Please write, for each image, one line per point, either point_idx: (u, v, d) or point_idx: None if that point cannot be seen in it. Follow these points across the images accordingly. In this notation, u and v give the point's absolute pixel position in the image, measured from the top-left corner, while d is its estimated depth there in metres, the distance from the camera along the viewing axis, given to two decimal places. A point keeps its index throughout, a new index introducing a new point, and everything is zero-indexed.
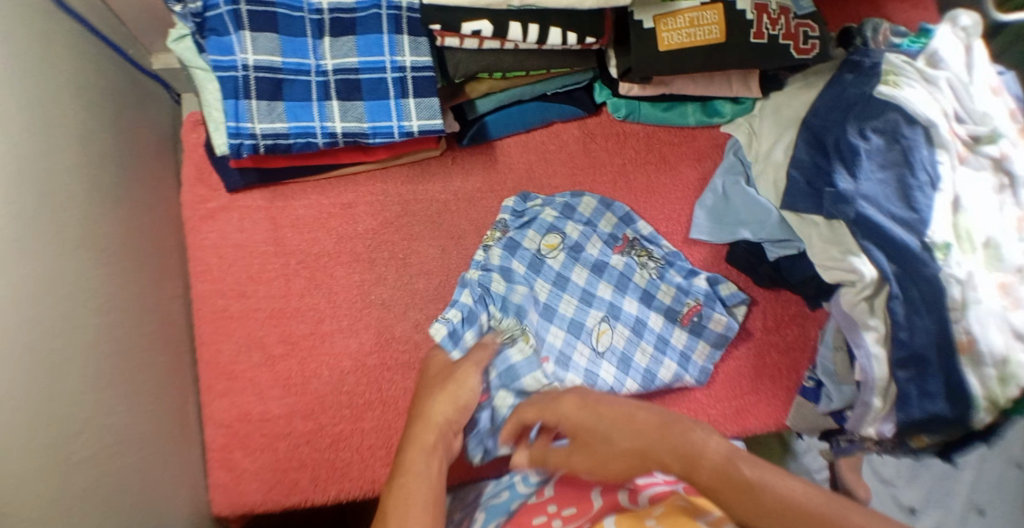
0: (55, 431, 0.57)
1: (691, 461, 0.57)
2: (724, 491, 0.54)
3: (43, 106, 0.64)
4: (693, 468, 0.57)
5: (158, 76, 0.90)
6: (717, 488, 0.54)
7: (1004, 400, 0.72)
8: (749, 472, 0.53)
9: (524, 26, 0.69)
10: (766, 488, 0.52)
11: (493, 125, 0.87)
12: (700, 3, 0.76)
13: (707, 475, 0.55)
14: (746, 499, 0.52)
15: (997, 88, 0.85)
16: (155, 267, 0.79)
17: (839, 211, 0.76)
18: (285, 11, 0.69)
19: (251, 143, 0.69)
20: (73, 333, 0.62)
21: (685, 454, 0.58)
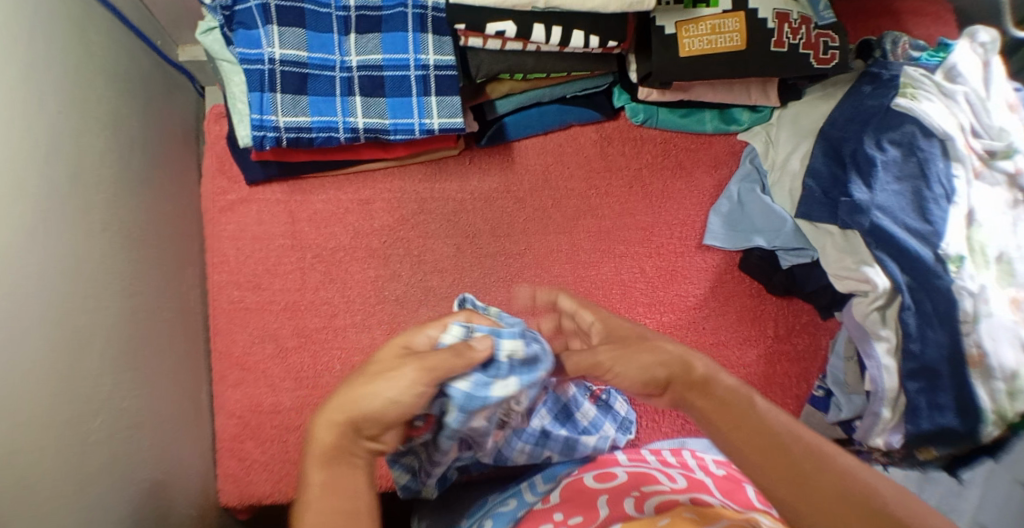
0: (74, 409, 0.58)
1: (708, 376, 0.54)
2: (735, 406, 0.52)
3: (74, 91, 0.65)
4: (703, 386, 0.54)
5: (184, 68, 0.91)
6: (732, 402, 0.53)
7: (1012, 414, 0.73)
8: (759, 401, 0.53)
9: (548, 28, 0.70)
10: (765, 415, 0.52)
11: (512, 126, 0.87)
12: (722, 11, 0.76)
13: (723, 390, 0.54)
14: (757, 419, 0.51)
15: (1013, 105, 0.85)
16: (175, 255, 0.79)
17: (854, 221, 0.77)
18: (313, 7, 0.70)
19: (274, 136, 0.70)
20: (95, 315, 0.63)
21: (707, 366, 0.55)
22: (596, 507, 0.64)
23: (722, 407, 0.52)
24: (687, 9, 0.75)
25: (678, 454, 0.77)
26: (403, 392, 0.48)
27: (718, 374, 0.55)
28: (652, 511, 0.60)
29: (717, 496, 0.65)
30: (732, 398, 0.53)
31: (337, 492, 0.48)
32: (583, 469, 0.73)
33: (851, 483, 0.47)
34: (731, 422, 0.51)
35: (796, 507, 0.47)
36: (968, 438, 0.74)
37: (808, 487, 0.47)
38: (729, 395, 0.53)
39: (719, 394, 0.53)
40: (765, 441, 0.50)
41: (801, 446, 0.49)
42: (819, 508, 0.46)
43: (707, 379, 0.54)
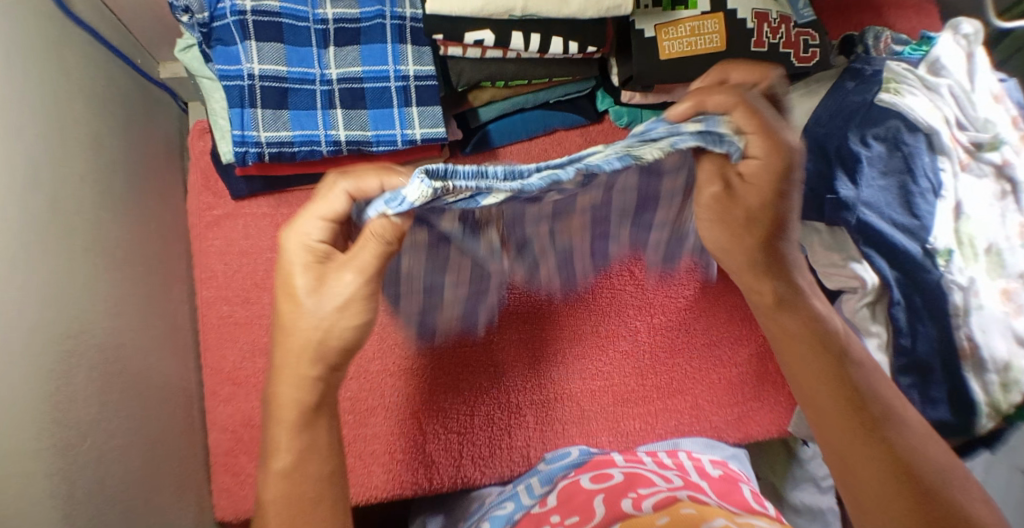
0: (63, 433, 0.58)
1: (790, 302, 0.59)
2: (801, 362, 0.59)
3: (53, 114, 0.65)
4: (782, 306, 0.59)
5: (165, 85, 0.91)
6: (814, 345, 0.58)
7: (1005, 406, 0.73)
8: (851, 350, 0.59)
9: (527, 35, 0.70)
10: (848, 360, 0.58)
11: (496, 133, 0.87)
12: (701, 12, 0.76)
13: (795, 322, 0.59)
14: (835, 373, 0.58)
15: (999, 95, 0.85)
16: (162, 272, 0.79)
17: (840, 217, 0.76)
18: (291, 21, 0.70)
19: (256, 151, 0.70)
20: (80, 339, 0.62)
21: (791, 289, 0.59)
22: (592, 508, 0.64)
23: (794, 346, 0.59)
24: (667, 12, 0.75)
25: (676, 455, 0.77)
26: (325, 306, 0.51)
27: (812, 298, 0.59)
28: (649, 509, 0.60)
29: (713, 496, 0.65)
30: (804, 333, 0.59)
31: (313, 455, 0.54)
32: (578, 470, 0.73)
33: (919, 458, 0.54)
34: (796, 358, 0.59)
35: (845, 461, 0.56)
36: (963, 429, 0.75)
37: (861, 449, 0.55)
38: (813, 344, 0.58)
39: (791, 329, 0.59)
40: (824, 397, 0.57)
41: (876, 408, 0.56)
42: (870, 472, 0.54)
43: (783, 297, 0.59)
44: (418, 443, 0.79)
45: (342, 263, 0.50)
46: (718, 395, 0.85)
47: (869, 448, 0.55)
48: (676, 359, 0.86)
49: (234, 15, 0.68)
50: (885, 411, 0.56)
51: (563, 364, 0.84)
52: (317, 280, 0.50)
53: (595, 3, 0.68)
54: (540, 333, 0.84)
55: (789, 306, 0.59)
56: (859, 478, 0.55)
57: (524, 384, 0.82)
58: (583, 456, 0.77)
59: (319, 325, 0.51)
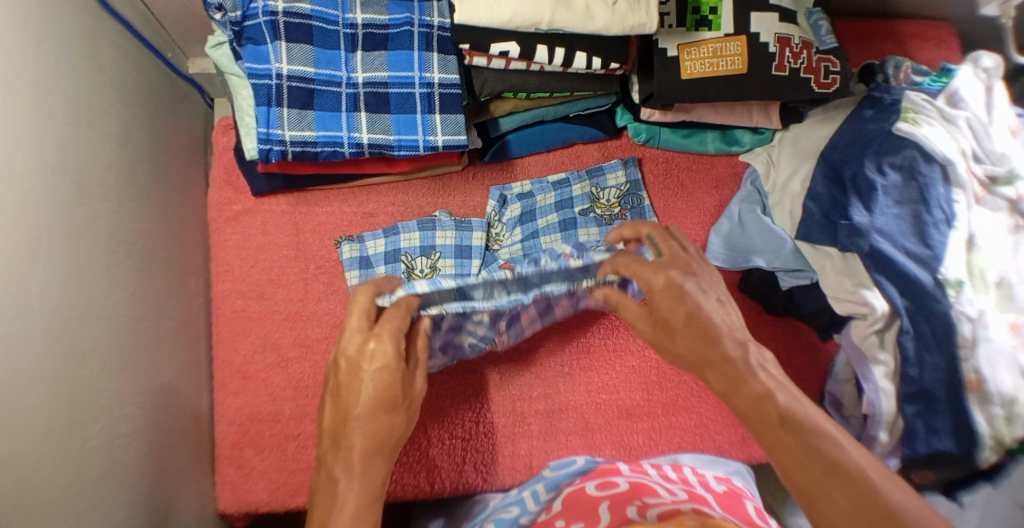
0: (75, 413, 0.59)
1: (731, 383, 0.57)
2: (762, 426, 0.55)
3: (85, 101, 0.67)
4: (731, 390, 0.58)
5: (194, 80, 0.92)
6: (791, 426, 0.53)
7: (1010, 439, 0.73)
8: (790, 410, 0.54)
9: (551, 49, 0.71)
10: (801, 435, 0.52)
11: (515, 143, 0.88)
12: (724, 34, 0.77)
13: (743, 393, 0.57)
14: (777, 430, 0.54)
15: (1015, 130, 0.85)
16: (180, 263, 0.80)
17: (853, 243, 0.77)
18: (321, 24, 0.71)
19: (280, 149, 0.71)
20: (98, 322, 0.64)
21: (728, 374, 0.58)
22: (597, 514, 0.64)
23: (767, 431, 0.54)
24: (690, 32, 0.77)
25: (680, 469, 0.77)
26: (382, 418, 0.56)
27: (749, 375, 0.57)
28: (655, 516, 0.60)
29: (718, 509, 0.66)
30: (753, 404, 0.56)
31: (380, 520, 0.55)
32: (584, 477, 0.73)
33: (872, 501, 0.48)
34: (766, 433, 0.54)
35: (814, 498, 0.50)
36: (965, 462, 0.74)
37: (826, 502, 0.49)
38: (784, 422, 0.54)
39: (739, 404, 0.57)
40: (782, 449, 0.53)
41: (826, 466, 0.50)
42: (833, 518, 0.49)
43: (730, 389, 0.58)
44: (421, 446, 0.80)
45: (367, 359, 0.57)
46: (724, 415, 0.85)
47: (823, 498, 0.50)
48: (678, 387, 0.86)
49: (267, 15, 0.69)
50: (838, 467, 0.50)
51: (570, 377, 0.85)
52: (398, 380, 0.57)
53: (621, 20, 0.69)
54: (546, 341, 0.86)
55: (701, 355, 0.59)
56: (824, 506, 0.49)
57: (529, 393, 0.84)
58: (589, 464, 0.77)
59: (382, 406, 0.57)
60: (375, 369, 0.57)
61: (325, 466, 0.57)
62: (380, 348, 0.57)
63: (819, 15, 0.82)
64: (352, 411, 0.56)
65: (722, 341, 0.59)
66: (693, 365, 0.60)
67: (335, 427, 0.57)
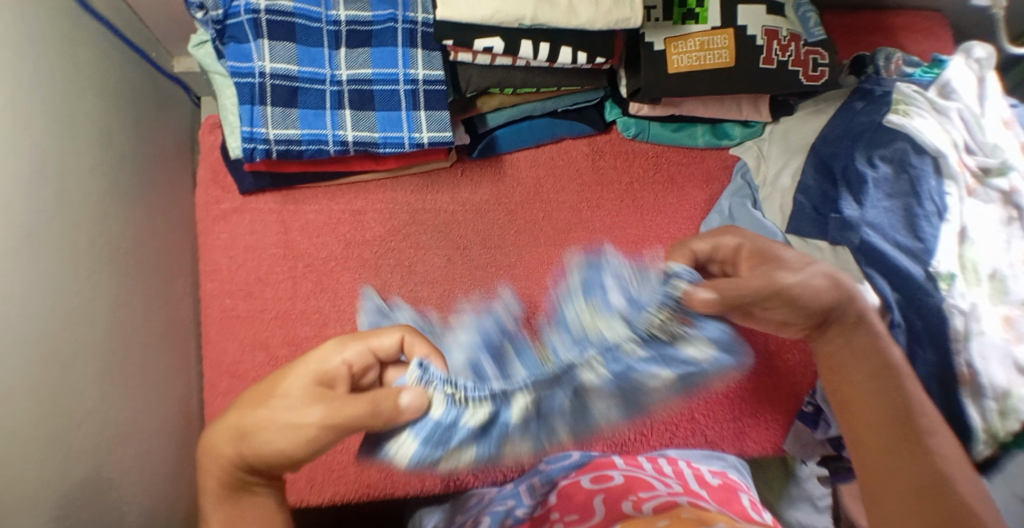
0: (58, 418, 0.59)
1: (844, 331, 0.59)
2: (854, 373, 0.57)
3: (65, 103, 0.67)
4: (840, 334, 0.59)
5: (179, 80, 0.92)
6: (882, 377, 0.57)
7: (1004, 433, 0.72)
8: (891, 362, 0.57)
9: (535, 44, 0.70)
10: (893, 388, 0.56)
11: (503, 139, 0.88)
12: (711, 28, 0.77)
13: (862, 338, 0.58)
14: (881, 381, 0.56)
15: (1009, 121, 0.84)
16: (165, 264, 0.80)
17: (844, 237, 0.78)
18: (304, 22, 0.71)
19: (264, 148, 0.71)
20: (82, 326, 0.63)
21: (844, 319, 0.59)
22: (592, 508, 0.65)
23: (856, 381, 0.57)
24: (677, 26, 0.76)
25: (674, 463, 0.77)
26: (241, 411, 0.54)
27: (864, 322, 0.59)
28: (649, 509, 0.60)
29: (714, 503, 0.67)
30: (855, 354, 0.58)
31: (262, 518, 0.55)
32: (579, 472, 0.75)
33: (939, 471, 0.52)
34: (855, 377, 0.57)
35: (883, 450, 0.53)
36: (960, 455, 0.74)
37: (903, 458, 0.53)
38: (879, 372, 0.57)
39: (834, 346, 0.59)
40: (871, 402, 0.56)
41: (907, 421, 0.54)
42: (900, 476, 0.52)
43: (861, 325, 0.59)
44: None
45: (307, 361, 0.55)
46: (716, 411, 0.85)
47: (895, 448, 0.53)
48: None
49: (249, 13, 0.68)
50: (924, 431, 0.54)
51: None
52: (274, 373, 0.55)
53: (604, 15, 0.68)
54: None
55: (834, 306, 0.58)
56: (889, 463, 0.53)
57: None
58: (584, 459, 0.78)
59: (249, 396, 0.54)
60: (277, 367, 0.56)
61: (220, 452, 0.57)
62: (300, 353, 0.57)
63: (807, 7, 0.82)
64: (248, 414, 0.53)
65: (851, 296, 0.59)
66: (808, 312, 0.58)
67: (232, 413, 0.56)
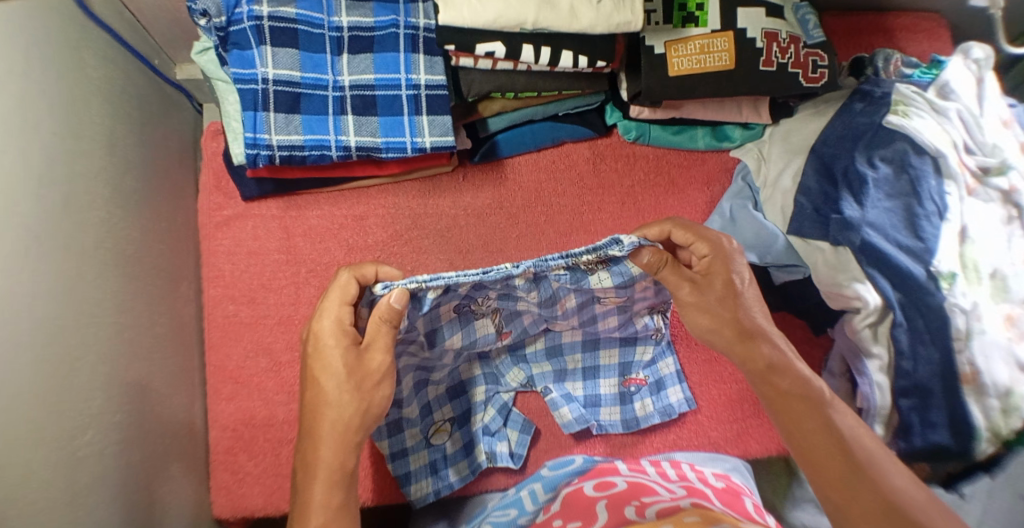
0: (65, 424, 0.59)
1: (782, 367, 0.63)
2: (794, 407, 0.62)
3: (71, 110, 0.67)
4: (773, 373, 0.63)
5: (182, 86, 0.92)
6: (820, 412, 0.61)
7: (1006, 431, 0.73)
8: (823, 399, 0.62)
9: (536, 48, 0.71)
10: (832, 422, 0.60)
11: (505, 143, 0.88)
12: (711, 31, 0.77)
13: (785, 381, 0.63)
14: (821, 417, 0.61)
15: (1007, 121, 0.84)
16: (169, 270, 0.80)
17: (845, 237, 0.77)
18: (306, 28, 0.71)
19: (267, 154, 0.71)
20: (87, 331, 0.63)
21: (776, 354, 0.64)
22: (595, 513, 0.65)
23: (800, 417, 0.61)
24: (677, 29, 0.76)
25: (677, 466, 0.77)
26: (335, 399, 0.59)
27: (796, 363, 0.64)
28: (653, 516, 0.60)
29: (717, 504, 0.67)
30: (795, 391, 0.63)
31: (347, 513, 0.57)
32: (582, 477, 0.74)
33: (897, 496, 0.55)
34: (797, 414, 0.61)
35: (841, 489, 0.57)
36: (961, 455, 0.74)
37: (851, 487, 0.56)
38: (816, 406, 0.61)
39: (782, 386, 0.63)
40: (819, 441, 0.60)
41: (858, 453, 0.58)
42: (859, 506, 0.55)
43: (778, 365, 0.64)
44: None
45: (323, 352, 0.61)
46: (717, 412, 0.85)
47: (852, 483, 0.56)
48: None
49: (251, 20, 0.68)
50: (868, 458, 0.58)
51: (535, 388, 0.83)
52: (343, 355, 0.60)
53: (606, 19, 0.69)
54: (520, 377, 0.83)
55: (756, 336, 0.64)
56: (847, 501, 0.56)
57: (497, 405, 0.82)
58: (587, 464, 0.78)
59: (334, 387, 0.60)
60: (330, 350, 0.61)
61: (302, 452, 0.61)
62: (323, 328, 0.61)
63: (806, 9, 0.82)
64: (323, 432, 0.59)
65: (772, 334, 0.65)
66: (739, 330, 0.65)
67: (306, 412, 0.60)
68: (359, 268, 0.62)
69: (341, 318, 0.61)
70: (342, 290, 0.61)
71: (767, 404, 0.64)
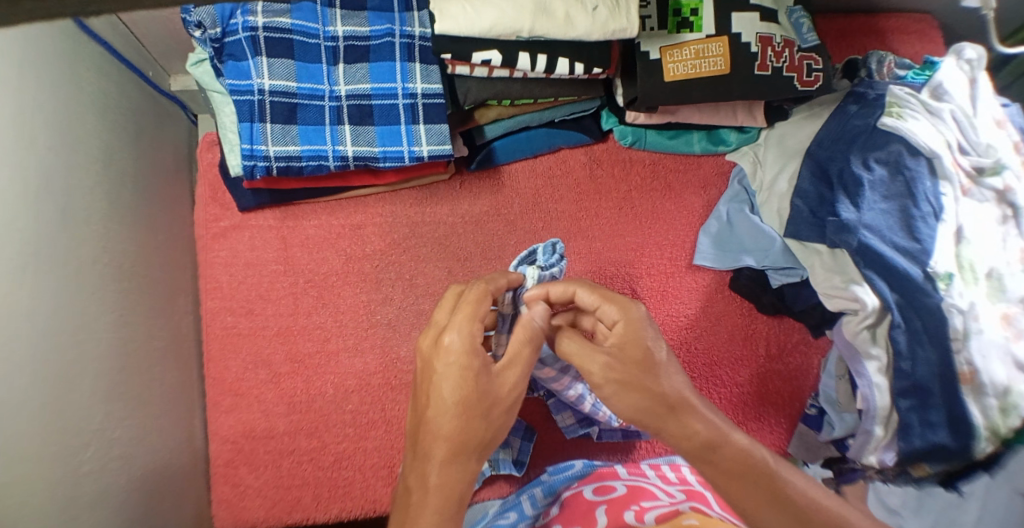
0: (66, 440, 0.58)
1: (720, 438, 0.54)
2: (735, 478, 0.52)
3: (66, 124, 0.67)
4: None
5: (176, 97, 0.92)
6: (776, 486, 0.51)
7: (1004, 429, 0.73)
8: (775, 466, 0.53)
9: (533, 56, 0.71)
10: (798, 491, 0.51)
11: (501, 150, 0.88)
12: (705, 36, 0.77)
13: (728, 456, 0.53)
14: (774, 492, 0.51)
15: (1001, 121, 0.85)
16: (167, 283, 0.80)
17: (842, 240, 0.77)
18: (301, 38, 0.71)
19: (264, 165, 0.71)
20: (85, 345, 0.63)
21: (697, 425, 0.54)
22: (593, 518, 0.64)
23: (751, 492, 0.51)
24: (672, 35, 0.77)
25: (677, 469, 0.77)
26: (456, 422, 0.53)
27: (732, 433, 0.54)
28: (652, 520, 0.60)
29: (716, 508, 0.66)
30: (740, 465, 0.53)
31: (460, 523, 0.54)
32: (582, 481, 0.74)
33: None
34: (744, 490, 0.51)
35: None
36: (962, 454, 0.73)
37: None
38: (768, 478, 0.52)
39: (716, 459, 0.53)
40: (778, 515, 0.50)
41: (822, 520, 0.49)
42: None
43: (714, 441, 0.53)
44: None
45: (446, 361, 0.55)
46: None
47: None
48: None
49: (246, 31, 0.69)
50: (830, 522, 0.49)
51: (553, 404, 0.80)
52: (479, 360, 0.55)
53: (601, 26, 0.69)
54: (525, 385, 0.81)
55: (685, 406, 0.55)
56: None
57: None
58: (585, 469, 0.78)
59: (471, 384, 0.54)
60: (447, 366, 0.54)
61: (413, 481, 0.54)
62: (453, 344, 0.55)
63: (800, 13, 0.83)
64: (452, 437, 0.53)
65: (703, 407, 0.55)
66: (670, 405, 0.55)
67: (418, 438, 0.55)
68: (494, 281, 0.61)
69: (472, 334, 0.55)
70: (479, 304, 0.57)
71: (707, 485, 0.54)
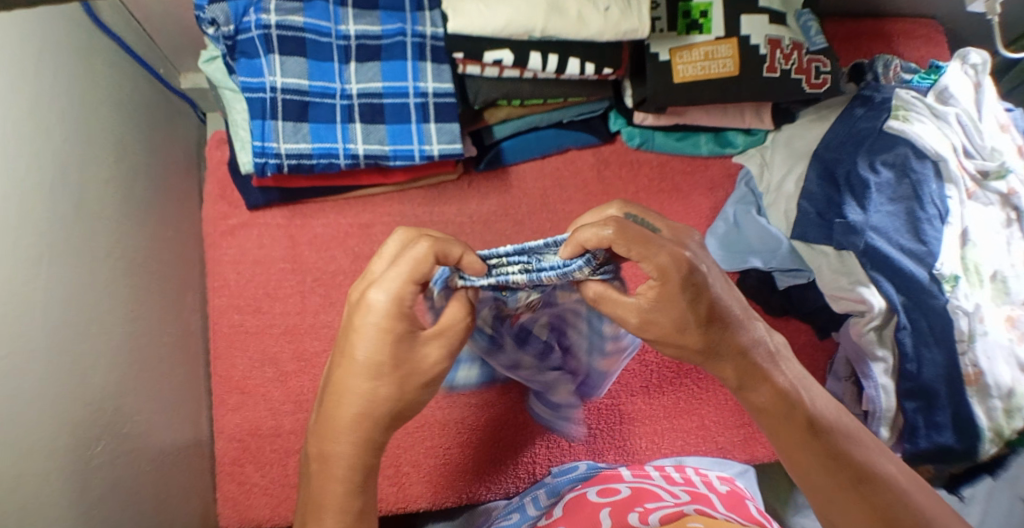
0: (80, 431, 0.58)
1: (753, 382, 0.55)
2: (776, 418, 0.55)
3: (81, 118, 0.67)
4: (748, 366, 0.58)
5: (187, 95, 0.92)
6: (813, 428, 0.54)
7: (1009, 431, 0.74)
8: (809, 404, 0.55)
9: (544, 55, 0.71)
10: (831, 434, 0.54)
11: (510, 150, 0.89)
12: (715, 37, 0.78)
13: (767, 395, 0.55)
14: (805, 433, 0.54)
15: (1005, 125, 0.85)
16: (176, 280, 0.80)
17: (849, 242, 0.77)
18: (314, 37, 0.71)
19: (275, 162, 0.71)
20: (97, 340, 0.63)
21: (750, 366, 0.55)
22: (598, 520, 0.64)
23: (787, 428, 0.55)
24: (681, 36, 0.77)
25: (682, 470, 0.77)
26: (364, 387, 0.50)
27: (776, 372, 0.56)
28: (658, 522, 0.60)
29: (722, 510, 0.66)
30: (778, 404, 0.55)
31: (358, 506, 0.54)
32: (584, 484, 0.74)
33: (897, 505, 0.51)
34: (781, 428, 0.55)
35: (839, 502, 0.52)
36: (966, 455, 0.75)
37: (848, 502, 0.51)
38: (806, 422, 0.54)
39: (759, 401, 0.56)
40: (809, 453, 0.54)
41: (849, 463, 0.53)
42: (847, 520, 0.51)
43: (760, 380, 0.55)
44: (420, 457, 0.81)
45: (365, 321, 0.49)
46: (724, 418, 0.85)
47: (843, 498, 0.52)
48: (679, 391, 0.86)
49: (260, 29, 0.68)
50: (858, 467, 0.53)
51: None
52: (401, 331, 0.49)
53: (613, 25, 0.69)
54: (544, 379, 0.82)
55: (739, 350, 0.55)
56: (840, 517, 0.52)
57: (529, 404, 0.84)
58: (590, 471, 0.78)
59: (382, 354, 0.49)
60: (367, 325, 0.49)
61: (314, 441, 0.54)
62: (376, 302, 0.48)
63: (808, 16, 0.82)
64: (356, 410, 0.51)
65: (756, 344, 0.55)
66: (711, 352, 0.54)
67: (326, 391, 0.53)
68: (446, 243, 0.48)
69: (400, 294, 0.48)
70: (418, 266, 0.48)
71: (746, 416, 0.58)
